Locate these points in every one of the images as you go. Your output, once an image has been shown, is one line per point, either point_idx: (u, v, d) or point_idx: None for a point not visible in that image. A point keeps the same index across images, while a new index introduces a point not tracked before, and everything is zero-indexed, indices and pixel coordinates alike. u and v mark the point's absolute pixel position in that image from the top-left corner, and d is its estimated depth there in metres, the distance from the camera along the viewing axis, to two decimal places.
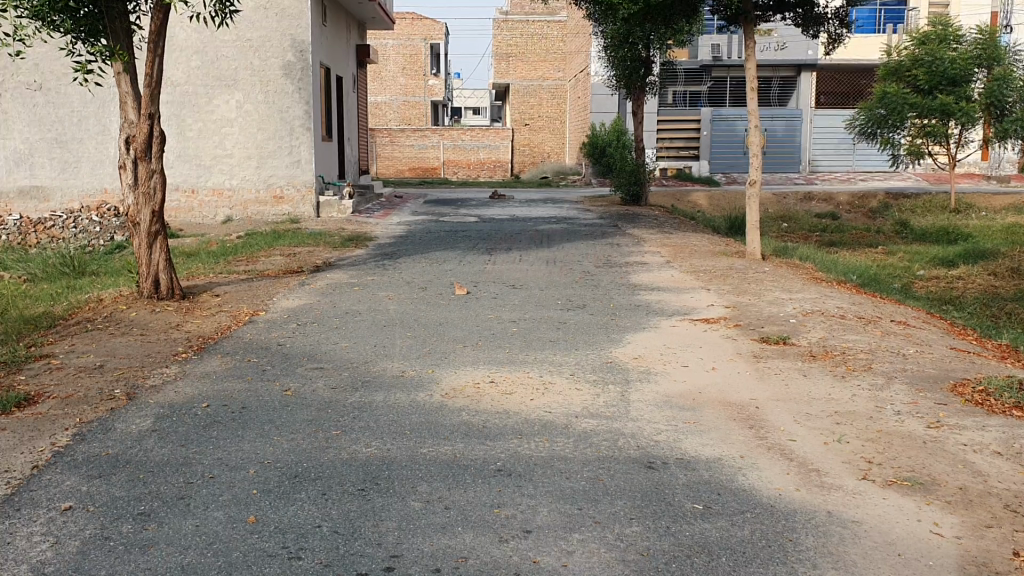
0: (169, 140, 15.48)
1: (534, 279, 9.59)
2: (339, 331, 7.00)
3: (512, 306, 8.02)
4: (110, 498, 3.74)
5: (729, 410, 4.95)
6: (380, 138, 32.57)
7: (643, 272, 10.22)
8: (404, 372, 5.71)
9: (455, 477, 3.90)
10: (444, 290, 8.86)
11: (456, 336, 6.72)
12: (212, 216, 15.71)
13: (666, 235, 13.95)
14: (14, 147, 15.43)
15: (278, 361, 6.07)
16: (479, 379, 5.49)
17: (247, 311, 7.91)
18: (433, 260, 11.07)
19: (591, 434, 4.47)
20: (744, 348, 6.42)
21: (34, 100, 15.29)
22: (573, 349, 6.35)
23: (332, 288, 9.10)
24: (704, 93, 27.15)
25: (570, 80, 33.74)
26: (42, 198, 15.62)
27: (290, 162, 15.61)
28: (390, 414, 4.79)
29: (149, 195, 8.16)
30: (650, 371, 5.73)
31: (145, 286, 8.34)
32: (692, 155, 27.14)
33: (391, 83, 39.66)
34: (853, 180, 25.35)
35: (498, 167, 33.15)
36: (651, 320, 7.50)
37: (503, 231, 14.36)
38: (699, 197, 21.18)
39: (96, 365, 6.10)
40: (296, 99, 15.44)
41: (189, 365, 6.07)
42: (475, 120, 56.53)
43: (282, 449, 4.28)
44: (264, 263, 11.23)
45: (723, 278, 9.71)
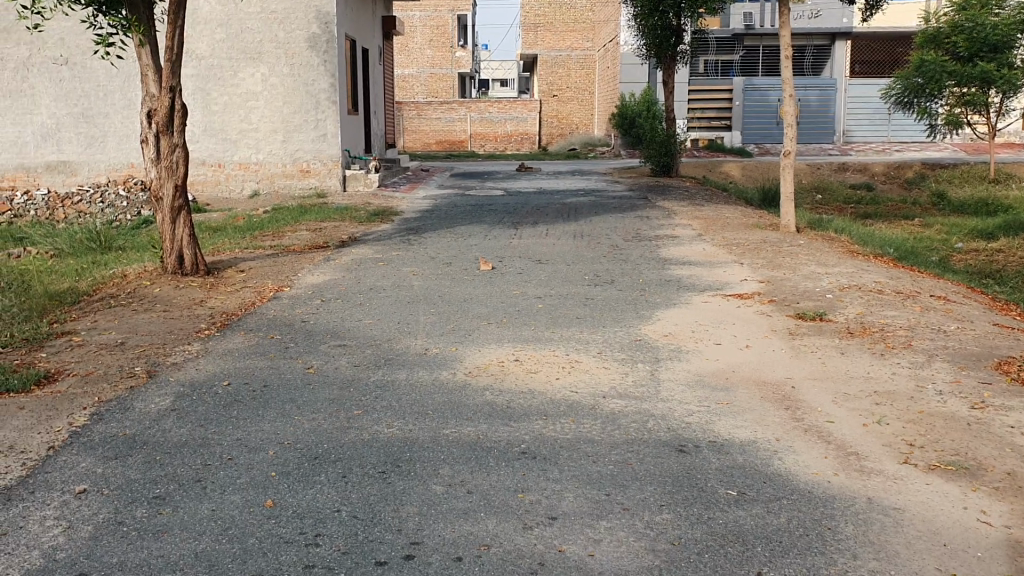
0: (195, 114, 15.41)
1: (562, 253, 9.43)
2: (363, 307, 6.89)
3: (540, 281, 7.87)
4: (126, 480, 3.64)
5: (764, 391, 4.77)
6: (407, 111, 32.39)
7: (673, 246, 10.02)
8: (427, 349, 5.58)
9: (478, 459, 3.77)
10: (469, 265, 8.72)
11: (482, 313, 6.59)
12: (239, 191, 15.67)
13: (697, 207, 13.70)
14: (42, 122, 15.44)
15: (301, 338, 5.97)
16: (504, 358, 5.35)
17: (271, 287, 7.82)
18: (459, 235, 10.93)
19: (620, 415, 4.32)
20: (779, 325, 6.23)
21: (61, 75, 15.27)
22: (601, 325, 6.18)
23: (357, 264, 8.99)
24: (737, 63, 26.82)
25: (599, 51, 33.33)
26: (69, 173, 15.65)
27: (316, 136, 15.49)
28: (412, 394, 4.67)
29: (171, 169, 8.08)
30: (682, 349, 5.56)
31: (169, 261, 8.28)
32: (723, 126, 26.71)
33: (419, 56, 39.41)
34: (889, 150, 24.82)
35: (526, 140, 33.02)
36: (681, 295, 7.32)
37: (530, 204, 14.17)
38: (731, 168, 20.85)
39: (117, 342, 6.05)
40: (322, 72, 15.29)
41: (212, 342, 5.99)
42: (503, 92, 56.18)
43: (302, 429, 4.17)
44: (290, 238, 11.15)
45: (756, 252, 9.49)
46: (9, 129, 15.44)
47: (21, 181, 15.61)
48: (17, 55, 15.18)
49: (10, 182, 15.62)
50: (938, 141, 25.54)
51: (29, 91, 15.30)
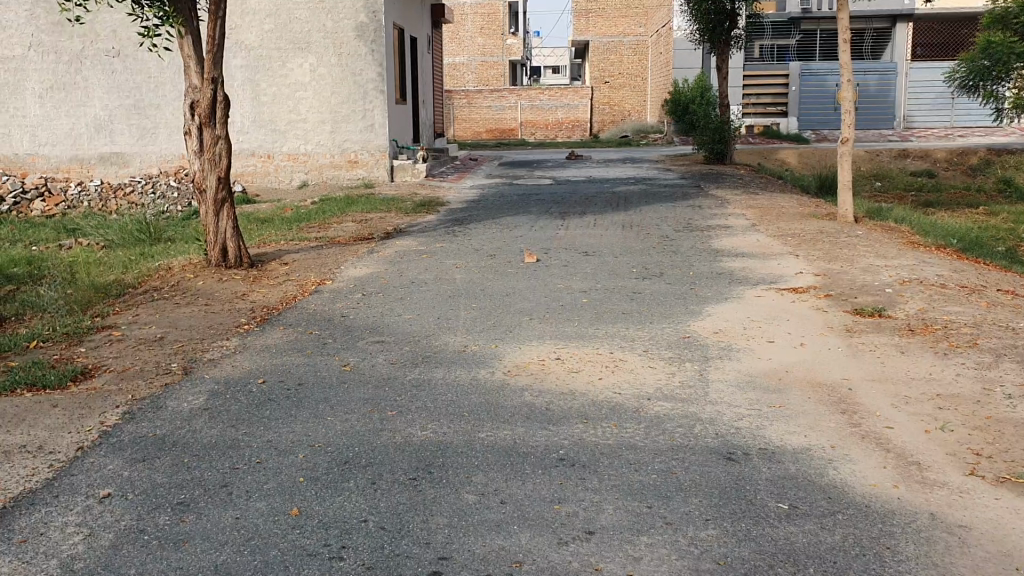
0: (245, 105, 15.46)
1: (610, 245, 9.20)
2: (404, 301, 6.75)
3: (586, 275, 7.65)
4: (152, 484, 3.55)
5: (819, 394, 4.53)
6: (458, 100, 32.27)
7: (725, 237, 9.73)
8: (467, 346, 5.42)
9: (514, 466, 3.59)
10: (514, 258, 8.54)
11: (525, 308, 6.40)
12: (288, 181, 15.68)
13: (751, 196, 13.34)
14: (95, 114, 15.61)
15: (339, 333, 5.86)
16: (546, 356, 5.17)
17: (314, 280, 7.73)
18: (506, 226, 10.76)
19: (665, 420, 4.12)
20: (835, 321, 5.95)
21: (113, 67, 15.42)
22: (648, 321, 5.96)
23: (401, 256, 8.86)
24: (793, 46, 26.09)
25: (652, 36, 32.81)
26: (122, 164, 15.81)
27: (364, 126, 15.41)
28: (449, 394, 4.50)
29: (214, 161, 8.03)
30: (733, 348, 5.32)
31: (213, 254, 8.24)
32: (779, 112, 26.12)
33: (469, 44, 39.25)
34: (951, 136, 24.03)
35: (577, 127, 32.82)
36: (733, 289, 7.06)
37: (579, 194, 13.94)
38: (787, 155, 20.38)
39: (156, 337, 5.99)
40: (370, 61, 15.19)
41: (250, 337, 5.90)
42: (555, 79, 55.78)
43: (334, 431, 4.03)
44: (336, 229, 11.08)
45: (812, 243, 9.15)
46: (63, 121, 15.65)
47: (76, 173, 15.82)
48: (70, 48, 15.35)
49: (65, 174, 15.85)
50: (1003, 126, 24.66)
51: (83, 84, 15.47)
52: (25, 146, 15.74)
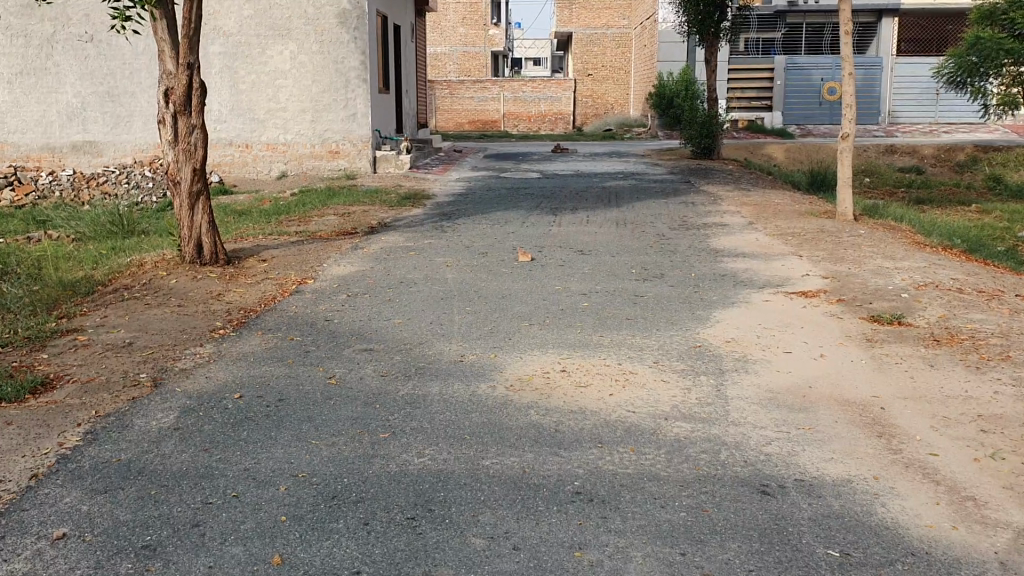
0: (223, 93, 14.93)
1: (605, 243, 8.81)
2: (392, 304, 6.33)
3: (583, 275, 7.26)
4: (113, 523, 3.11)
5: (850, 414, 4.16)
6: (440, 90, 31.73)
7: (724, 235, 9.36)
8: (462, 356, 5.01)
9: (525, 502, 3.20)
10: (506, 256, 8.14)
11: (521, 313, 6.00)
12: (267, 172, 15.18)
13: (744, 192, 13.00)
14: (66, 101, 15.02)
15: (324, 340, 5.42)
16: (549, 368, 4.77)
17: (295, 279, 7.28)
18: (495, 221, 10.35)
19: (688, 444, 3.74)
20: (853, 329, 5.60)
21: (86, 52, 14.84)
22: (655, 329, 5.58)
23: (386, 253, 8.43)
24: (778, 40, 25.90)
25: (637, 29, 32.41)
26: (94, 153, 15.23)
27: (346, 116, 14.93)
28: (446, 411, 4.10)
29: (189, 151, 7.55)
30: (749, 360, 4.94)
31: (188, 250, 7.76)
32: (765, 106, 25.83)
33: (451, 34, 38.67)
34: (936, 132, 23.81)
35: (560, 120, 32.21)
36: (740, 292, 6.68)
37: (568, 187, 13.55)
38: (775, 149, 20.09)
39: (125, 342, 5.53)
40: (352, 49, 14.69)
41: (227, 343, 5.45)
42: (536, 72, 55.29)
43: (320, 457, 3.61)
44: (317, 223, 10.63)
45: (815, 242, 8.80)
46: (34, 108, 15.05)
47: (46, 162, 15.23)
48: (40, 32, 14.74)
49: (35, 162, 15.24)
50: (989, 122, 24.47)
51: (54, 69, 14.87)
52: None
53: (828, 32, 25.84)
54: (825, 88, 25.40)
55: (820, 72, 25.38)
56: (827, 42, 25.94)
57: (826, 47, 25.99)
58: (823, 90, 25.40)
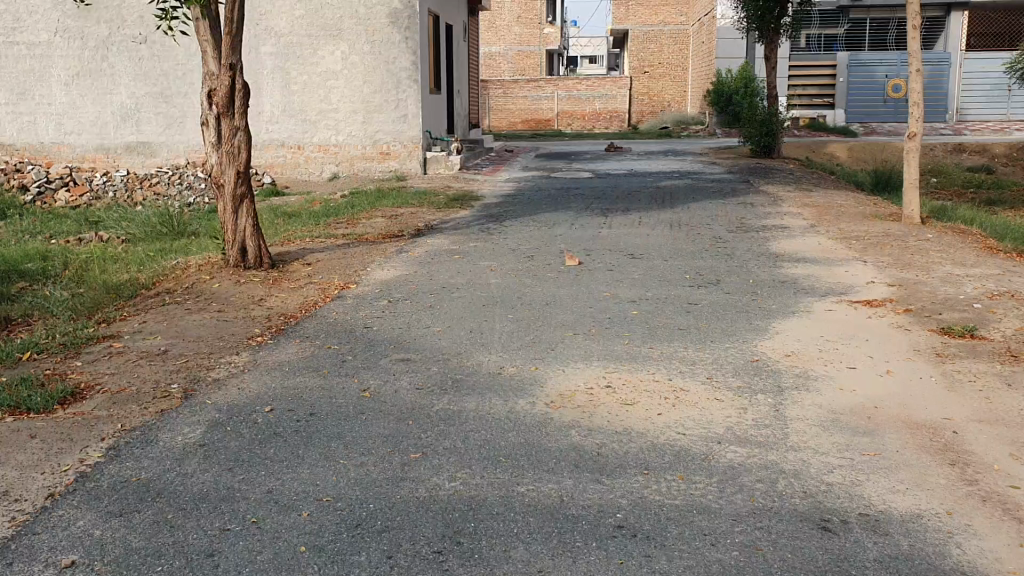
0: (275, 94, 14.92)
1: (657, 247, 8.51)
2: (434, 311, 6.13)
3: (634, 282, 6.98)
4: (125, 550, 2.94)
5: (919, 438, 3.83)
6: (494, 90, 31.57)
7: (783, 238, 9.00)
8: (503, 368, 4.79)
9: (562, 536, 2.95)
10: (554, 260, 7.89)
11: (567, 322, 5.74)
12: (318, 173, 15.13)
13: (805, 193, 12.56)
14: (121, 103, 15.15)
15: (361, 349, 5.23)
16: (593, 383, 4.51)
17: (338, 284, 7.12)
18: (544, 223, 10.11)
19: (741, 472, 3.46)
20: (922, 343, 5.24)
21: (140, 53, 14.94)
22: (708, 341, 5.28)
23: (431, 256, 8.24)
24: (841, 37, 25.09)
25: (694, 25, 31.88)
26: (148, 154, 15.34)
27: (397, 117, 14.81)
28: (483, 430, 3.87)
29: (233, 154, 7.43)
30: (809, 376, 4.62)
31: (231, 253, 7.65)
32: (827, 104, 25.18)
33: (506, 33, 38.48)
34: (1006, 130, 22.92)
35: (616, 118, 31.93)
36: (800, 301, 6.34)
37: (622, 188, 13.25)
38: (837, 147, 19.53)
39: (160, 350, 5.41)
40: (404, 49, 14.56)
41: (263, 351, 5.30)
42: (592, 70, 54.87)
43: (346, 479, 3.40)
44: (364, 225, 10.50)
45: (880, 247, 8.39)
46: (89, 109, 15.21)
47: (102, 163, 15.39)
48: (96, 34, 14.89)
49: (91, 163, 15.40)
50: None
51: (109, 71, 15.01)
52: (50, 135, 15.33)
53: (893, 27, 24.96)
54: (890, 85, 24.77)
55: (885, 69, 24.76)
56: (893, 39, 25.00)
57: (892, 45, 25.03)
58: (888, 87, 24.76)
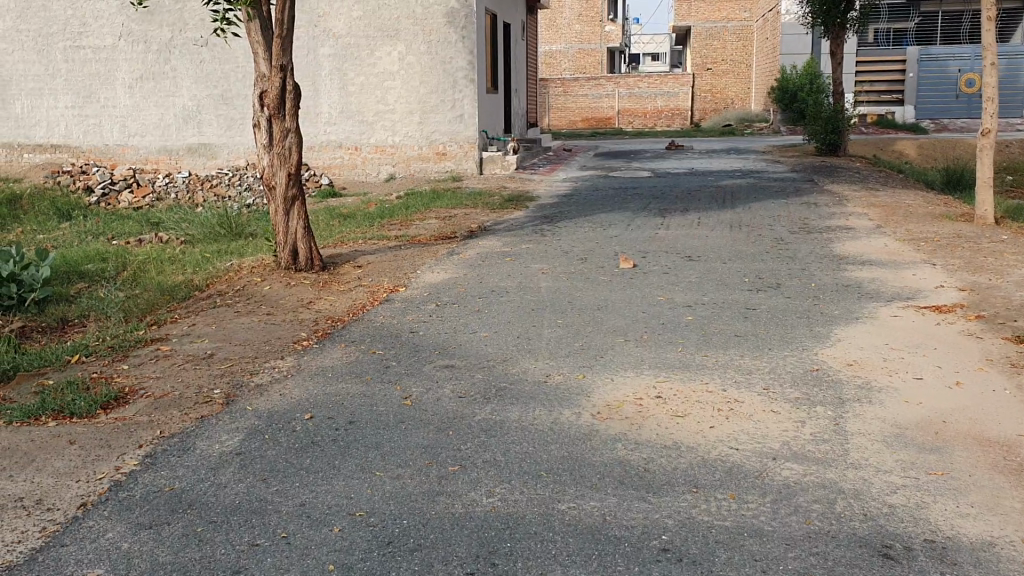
0: (332, 95, 14.96)
1: (715, 249, 8.26)
2: (483, 315, 6.00)
3: (689, 286, 6.76)
4: (151, 565, 2.86)
5: (991, 457, 3.57)
6: (553, 88, 31.40)
7: (848, 240, 8.67)
8: (549, 376, 4.63)
9: (601, 560, 2.79)
10: (607, 262, 7.71)
11: (618, 328, 5.56)
12: (374, 174, 15.13)
13: (872, 193, 12.15)
14: (183, 105, 15.34)
15: (406, 355, 5.12)
16: (642, 394, 4.32)
17: (387, 287, 7.04)
18: (599, 225, 9.92)
19: (797, 492, 3.25)
20: (996, 352, 4.94)
21: (201, 56, 15.11)
22: (765, 349, 5.05)
23: (483, 259, 8.12)
24: (911, 31, 24.38)
25: (758, 21, 31.29)
26: (209, 156, 15.52)
27: (454, 117, 14.73)
28: (525, 442, 3.71)
29: (284, 156, 7.40)
30: (873, 388, 4.37)
31: (282, 256, 7.62)
32: (896, 100, 24.50)
33: (567, 31, 38.25)
34: None
35: (678, 115, 31.56)
36: (864, 306, 6.06)
37: (680, 188, 12.99)
38: (905, 145, 18.93)
39: (206, 354, 5.37)
40: (460, 49, 14.48)
41: (307, 356, 5.22)
42: (654, 67, 54.33)
43: (381, 493, 3.28)
44: (418, 226, 10.44)
45: (950, 249, 8.03)
46: (153, 111, 15.44)
47: (164, 164, 15.61)
48: (160, 37, 15.12)
49: (154, 165, 15.64)
50: None
51: (171, 73, 15.22)
52: (115, 137, 15.60)
53: (967, 20, 24.15)
54: (962, 80, 23.87)
55: (957, 63, 23.87)
56: (966, 31, 24.22)
57: (965, 36, 24.26)
58: (960, 83, 23.89)
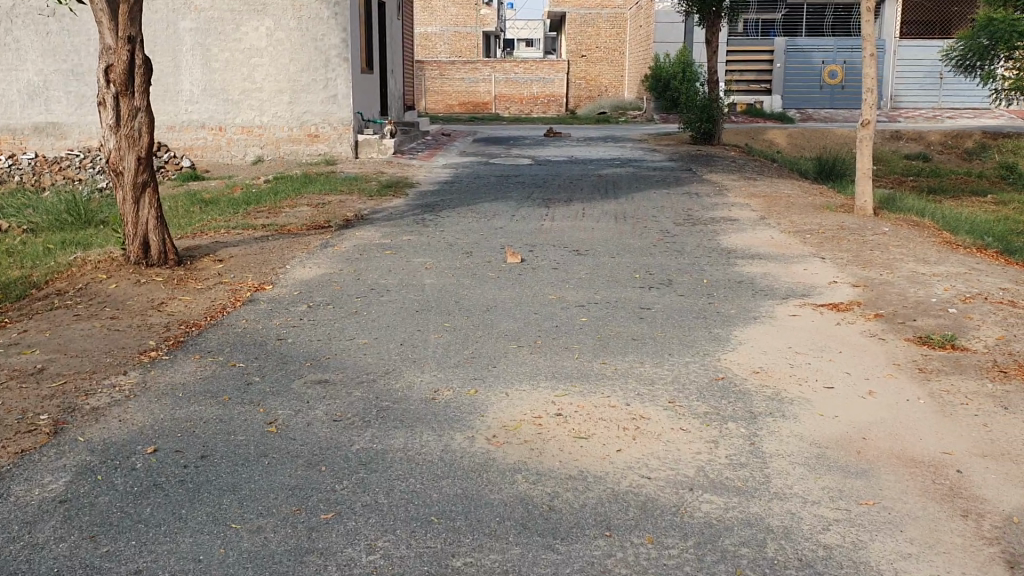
0: (194, 72, 13.96)
1: (603, 242, 7.91)
2: (358, 318, 5.43)
3: (579, 282, 6.37)
4: None
5: (920, 480, 3.30)
6: (430, 72, 30.74)
7: (734, 232, 8.48)
8: (435, 392, 4.13)
9: None
10: (492, 256, 7.25)
11: (509, 332, 5.11)
12: (241, 157, 14.21)
13: (750, 182, 12.12)
14: (27, 80, 13.99)
15: (271, 368, 4.52)
16: (541, 411, 3.88)
17: (251, 285, 6.37)
18: (481, 214, 9.46)
19: (722, 532, 2.88)
20: (900, 355, 4.73)
21: (47, 27, 13.78)
22: (667, 354, 4.69)
23: (359, 252, 7.53)
24: (778, 22, 24.95)
25: (632, 9, 31.40)
26: (58, 135, 14.19)
27: (326, 97, 13.95)
28: (410, 478, 3.22)
29: (132, 138, 6.60)
30: (784, 400, 4.06)
31: (132, 249, 6.82)
32: (764, 90, 24.80)
33: (442, 13, 37.53)
34: (940, 117, 22.83)
35: (553, 102, 31.30)
36: (762, 304, 5.81)
37: (562, 176, 12.65)
38: (777, 134, 19.19)
39: (35, 367, 4.63)
40: (333, 26, 13.71)
41: (157, 370, 4.55)
42: (529, 53, 54.20)
43: (237, 553, 2.74)
44: (288, 214, 9.72)
45: (837, 241, 7.92)
46: None
47: (6, 144, 14.23)
48: None
49: None
50: (996, 107, 23.46)
51: (13, 45, 13.85)
52: None
53: (830, 13, 24.95)
54: (826, 71, 24.50)
55: (821, 55, 24.41)
56: (829, 23, 25.05)
57: (828, 29, 25.12)
58: (824, 74, 24.50)
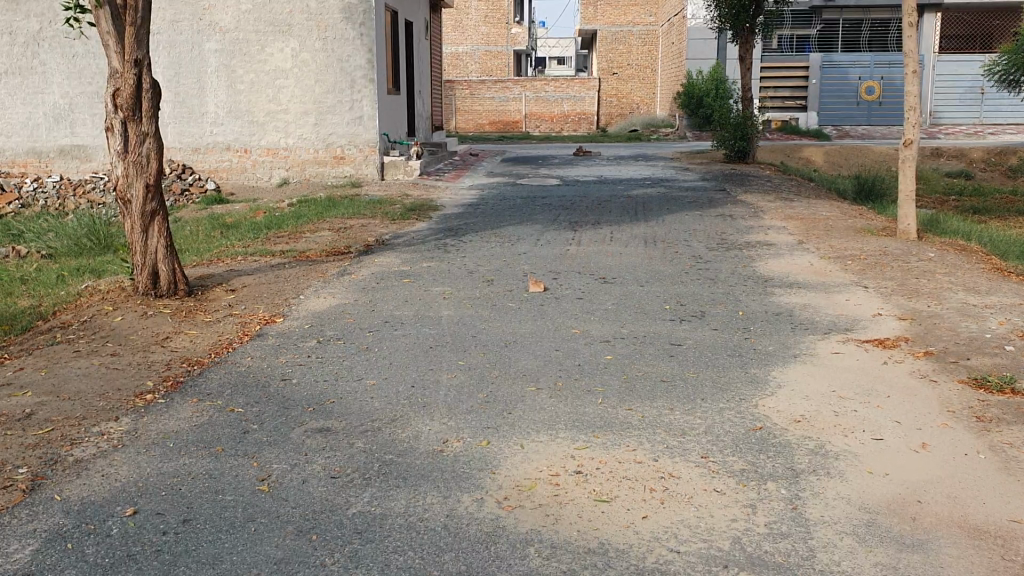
0: (219, 94, 13.80)
1: (632, 269, 7.56)
2: (368, 356, 5.12)
3: (605, 314, 6.02)
4: None
5: (984, 552, 2.91)
6: (459, 90, 30.60)
7: (770, 258, 8.09)
8: (443, 444, 3.79)
9: None
10: (516, 285, 6.93)
11: (526, 372, 4.76)
12: (265, 178, 14.04)
13: (786, 204, 11.67)
14: (53, 103, 13.86)
15: (271, 414, 4.21)
16: (558, 468, 3.53)
17: (261, 317, 6.08)
18: (505, 239, 9.15)
19: None
20: (955, 400, 4.31)
21: (74, 49, 13.65)
22: (699, 400, 4.31)
23: (377, 280, 7.23)
24: (814, 37, 24.22)
25: (663, 26, 31.18)
26: (82, 158, 14.08)
27: (351, 119, 13.71)
28: (411, 550, 2.91)
29: (140, 164, 6.37)
30: (829, 454, 3.68)
31: (141, 279, 6.55)
32: (800, 107, 24.39)
33: (473, 33, 37.43)
34: (982, 133, 22.23)
35: (583, 120, 31.02)
36: (800, 340, 5.41)
37: (592, 197, 12.32)
38: (813, 151, 18.74)
39: (24, 408, 4.34)
40: (358, 46, 13.47)
41: (152, 414, 4.27)
42: (560, 71, 53.85)
43: None
44: (308, 239, 9.47)
45: (879, 268, 7.50)
46: (20, 109, 13.96)
47: (32, 167, 14.14)
48: (26, 28, 13.65)
49: (21, 168, 14.16)
50: None
51: (40, 68, 13.73)
52: None
53: (866, 27, 24.05)
54: (861, 88, 23.95)
55: (858, 71, 23.97)
56: (866, 37, 24.10)
57: (865, 45, 24.12)
58: (861, 90, 23.97)
